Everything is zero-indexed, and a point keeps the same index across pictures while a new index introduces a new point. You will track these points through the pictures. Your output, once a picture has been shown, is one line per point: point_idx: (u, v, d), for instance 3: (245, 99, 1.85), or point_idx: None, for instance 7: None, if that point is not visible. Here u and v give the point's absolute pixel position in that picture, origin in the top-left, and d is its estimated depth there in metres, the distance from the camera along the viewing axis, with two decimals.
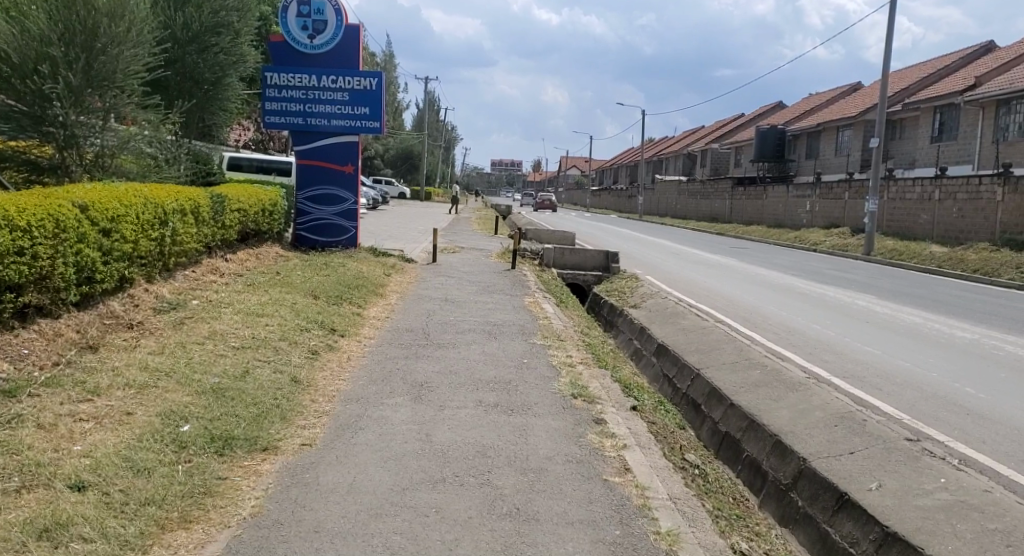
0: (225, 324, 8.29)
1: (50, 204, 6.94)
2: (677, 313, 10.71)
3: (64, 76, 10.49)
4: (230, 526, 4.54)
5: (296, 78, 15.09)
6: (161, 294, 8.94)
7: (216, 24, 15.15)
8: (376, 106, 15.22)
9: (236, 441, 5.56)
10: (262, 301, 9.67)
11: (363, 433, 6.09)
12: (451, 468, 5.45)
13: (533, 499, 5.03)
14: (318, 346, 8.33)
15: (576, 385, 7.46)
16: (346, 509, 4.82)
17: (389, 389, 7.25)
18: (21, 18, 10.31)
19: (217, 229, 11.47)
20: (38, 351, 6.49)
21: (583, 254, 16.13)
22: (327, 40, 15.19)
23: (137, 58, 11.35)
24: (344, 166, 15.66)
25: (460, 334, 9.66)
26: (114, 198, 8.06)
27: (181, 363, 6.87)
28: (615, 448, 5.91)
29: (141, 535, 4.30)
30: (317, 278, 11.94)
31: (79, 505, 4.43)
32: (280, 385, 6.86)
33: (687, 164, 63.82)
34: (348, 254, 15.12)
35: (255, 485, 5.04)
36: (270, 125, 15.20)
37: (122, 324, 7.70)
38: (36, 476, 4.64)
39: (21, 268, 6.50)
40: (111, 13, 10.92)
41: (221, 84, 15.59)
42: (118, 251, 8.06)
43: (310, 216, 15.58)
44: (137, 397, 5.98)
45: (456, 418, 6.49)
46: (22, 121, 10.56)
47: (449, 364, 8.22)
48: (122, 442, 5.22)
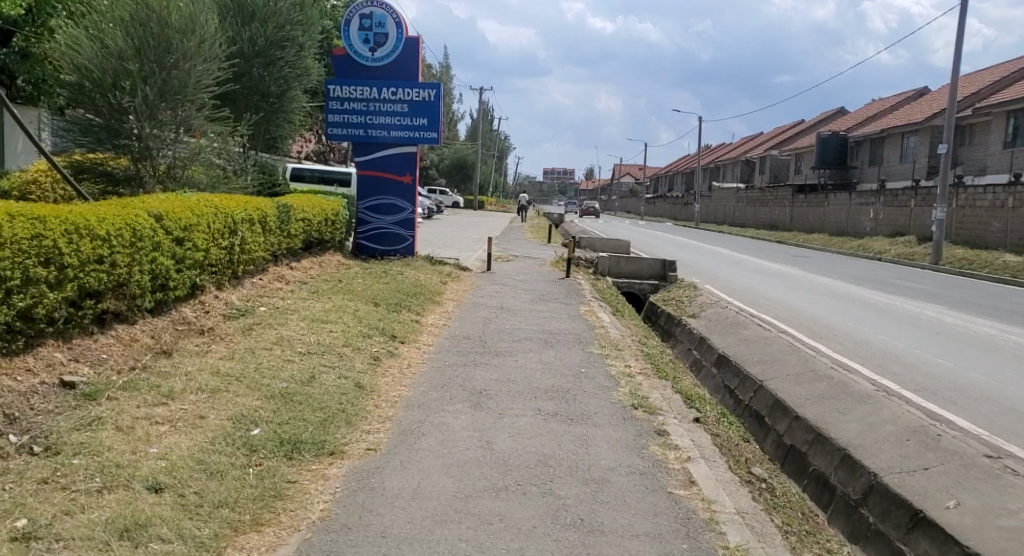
0: (292, 331, 8.47)
1: (127, 214, 7.22)
2: (738, 322, 10.55)
3: (140, 91, 10.89)
4: (300, 530, 4.63)
5: (358, 91, 15.39)
6: (230, 301, 9.19)
7: (281, 37, 15.56)
8: (434, 117, 15.35)
9: (304, 444, 5.70)
10: (325, 308, 9.86)
11: (424, 439, 6.15)
12: (512, 477, 5.47)
13: (596, 511, 5.00)
14: (379, 353, 8.46)
15: (637, 396, 7.40)
16: (412, 515, 4.87)
17: (448, 396, 7.31)
18: (100, 35, 10.76)
19: (283, 238, 11.77)
20: (116, 355, 6.74)
21: (640, 263, 16.06)
22: (388, 53, 15.43)
23: (207, 72, 11.64)
24: (404, 176, 15.84)
25: (516, 342, 9.65)
26: (187, 209, 8.34)
27: (250, 368, 7.04)
28: (679, 460, 5.85)
29: (215, 537, 4.40)
30: (377, 285, 12.13)
31: (156, 507, 4.54)
32: (344, 390, 6.98)
33: (746, 170, 62.99)
34: (405, 263, 15.31)
35: (323, 490, 5.15)
36: (334, 136, 15.57)
37: (194, 330, 7.93)
38: (116, 477, 4.77)
39: (101, 275, 6.75)
40: (183, 29, 11.23)
41: (286, 97, 15.97)
42: (190, 259, 8.33)
43: (369, 225, 15.86)
44: (210, 401, 6.16)
45: (516, 426, 6.51)
46: (100, 134, 11.21)
47: (507, 372, 8.24)
48: (195, 445, 5.37)
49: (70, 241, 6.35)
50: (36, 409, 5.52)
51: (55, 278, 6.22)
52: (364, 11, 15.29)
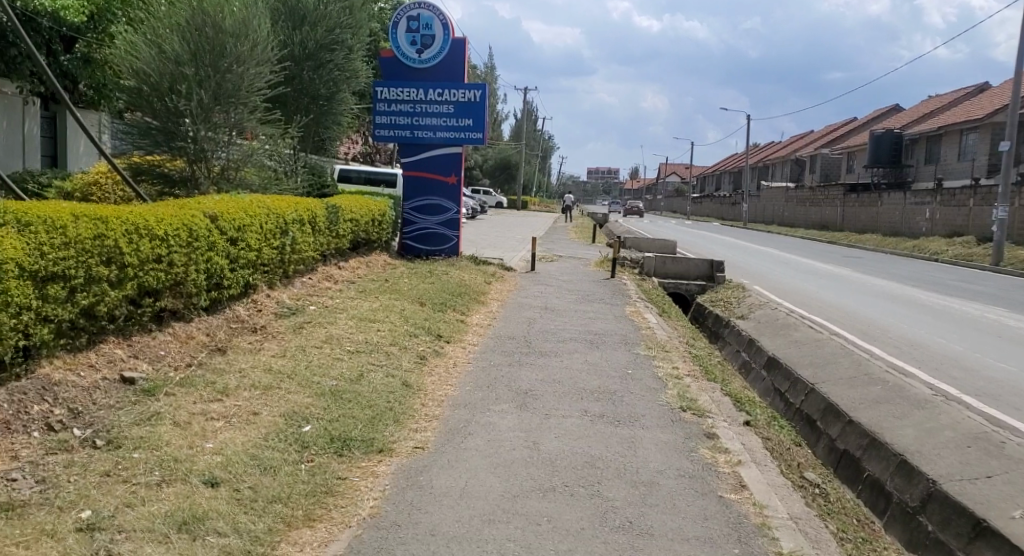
0: (340, 330, 8.58)
1: (184, 215, 7.40)
2: (788, 324, 10.38)
3: (195, 94, 11.16)
4: (351, 526, 4.69)
5: (405, 92, 15.52)
6: (281, 299, 9.35)
7: (331, 40, 15.77)
8: (480, 118, 15.43)
9: (353, 442, 5.78)
10: (373, 307, 9.98)
11: (471, 438, 6.18)
12: (560, 478, 5.47)
13: (646, 513, 4.98)
14: (425, 352, 8.52)
15: (685, 398, 7.34)
16: (459, 514, 4.90)
17: (494, 396, 7.33)
18: (158, 41, 11.04)
19: (332, 239, 11.93)
20: (173, 352, 6.92)
21: (686, 263, 15.92)
22: (435, 54, 15.49)
23: (260, 75, 11.86)
24: (449, 177, 15.93)
25: (561, 343, 9.64)
26: (240, 210, 8.51)
27: (301, 366, 7.16)
28: (730, 464, 5.78)
29: (269, 531, 4.48)
30: (422, 285, 12.23)
31: (213, 500, 4.64)
32: (392, 388, 7.05)
33: (796, 169, 61.96)
34: (450, 263, 15.39)
35: (372, 487, 5.21)
36: (381, 137, 15.73)
37: (247, 328, 8.09)
38: (174, 471, 4.89)
39: (159, 274, 6.93)
40: (237, 33, 11.46)
41: (335, 99, 16.20)
42: (244, 259, 8.50)
43: (415, 225, 15.99)
44: (263, 397, 6.28)
45: (562, 427, 6.50)
46: (157, 137, 11.49)
47: (553, 373, 8.23)
48: (249, 441, 5.48)
49: (130, 241, 6.53)
50: (98, 403, 5.70)
51: (116, 277, 6.39)
52: (412, 13, 15.44)
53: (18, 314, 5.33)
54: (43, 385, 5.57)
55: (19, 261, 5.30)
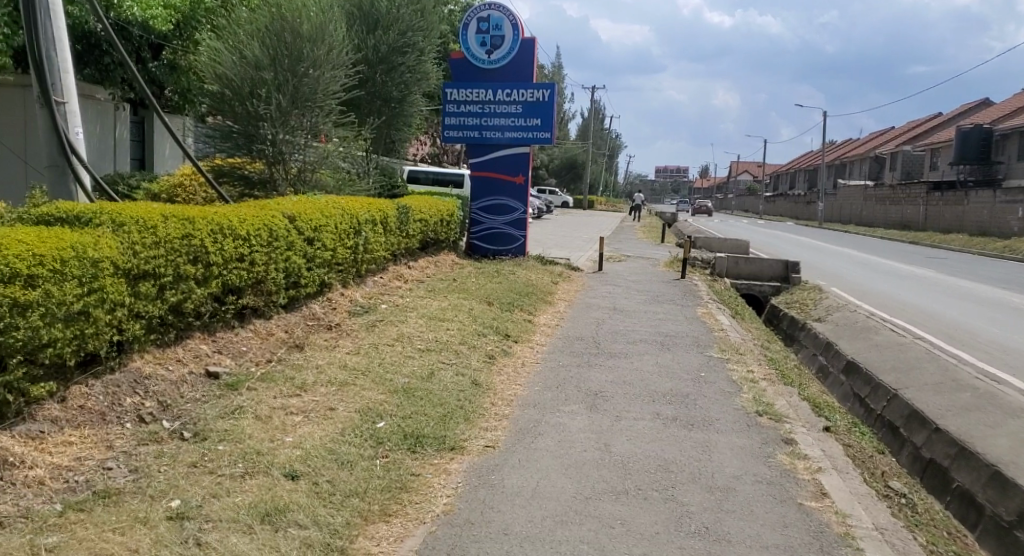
0: (411, 328, 8.70)
1: (265, 215, 7.64)
2: (869, 327, 10.08)
3: (274, 98, 11.49)
4: (425, 523, 4.76)
5: (474, 94, 15.72)
6: (355, 298, 9.54)
7: (403, 44, 16.03)
8: (547, 117, 15.39)
9: (426, 439, 5.86)
10: (442, 306, 10.09)
11: (542, 439, 6.20)
12: (633, 481, 5.44)
13: (722, 519, 4.91)
14: (494, 351, 8.57)
15: (761, 402, 7.20)
16: (532, 514, 4.92)
17: (564, 397, 7.33)
18: (239, 47, 11.41)
19: (402, 239, 12.12)
20: (255, 348, 7.14)
21: (760, 264, 15.62)
22: (504, 55, 15.55)
23: (335, 79, 12.14)
24: (517, 177, 15.97)
25: (631, 344, 9.58)
26: (317, 210, 8.73)
27: (375, 363, 7.29)
28: (810, 471, 5.65)
29: (348, 525, 4.58)
30: (490, 284, 12.31)
31: (294, 493, 4.77)
32: (462, 387, 7.12)
33: (874, 167, 60.09)
34: (517, 262, 15.44)
35: (446, 484, 5.28)
36: (450, 138, 16.00)
37: (322, 325, 8.29)
38: (257, 464, 5.04)
39: (242, 272, 7.16)
40: (314, 38, 11.74)
41: (406, 101, 16.45)
42: (320, 258, 8.71)
43: (482, 225, 16.12)
44: (339, 393, 6.42)
45: (634, 430, 6.46)
46: (238, 139, 11.86)
47: (623, 374, 8.19)
48: (327, 436, 5.61)
49: (215, 240, 6.76)
50: (186, 397, 5.93)
51: (202, 275, 6.63)
52: (482, 14, 15.56)
53: (112, 310, 5.57)
54: (135, 378, 5.82)
55: (114, 260, 5.55)
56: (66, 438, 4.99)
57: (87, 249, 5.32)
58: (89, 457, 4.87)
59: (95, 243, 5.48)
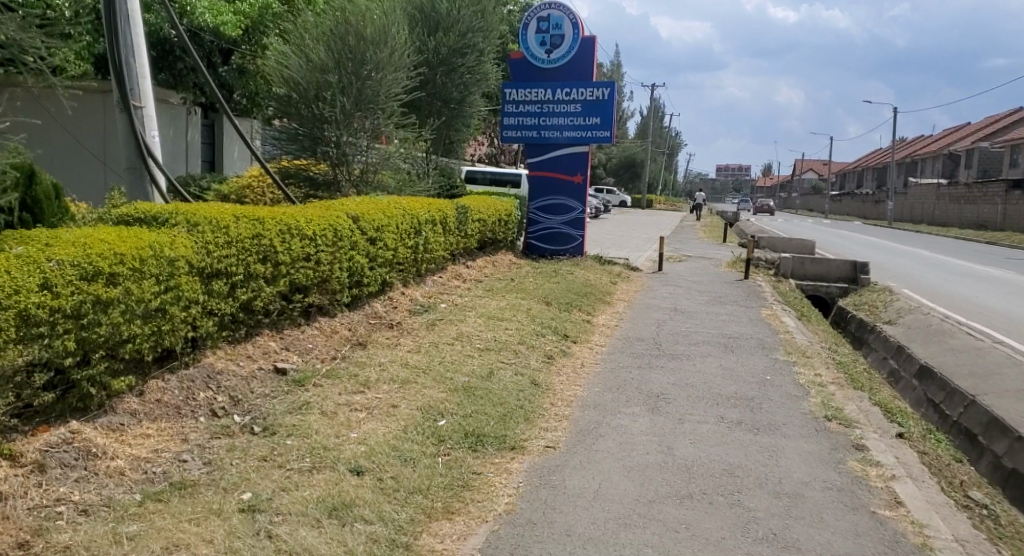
0: (470, 327, 8.76)
1: (330, 216, 7.78)
2: (943, 331, 9.76)
3: (338, 101, 11.70)
4: (488, 521, 4.79)
5: (532, 93, 15.71)
6: (415, 297, 9.65)
7: (464, 45, 16.14)
8: (607, 116, 15.25)
9: (486, 438, 5.89)
10: (501, 306, 10.13)
11: (603, 440, 6.17)
12: (697, 485, 5.37)
13: (790, 526, 4.82)
14: (553, 351, 8.57)
15: (830, 407, 7.03)
16: (594, 516, 4.90)
17: (625, 398, 7.28)
18: (305, 51, 11.66)
19: (461, 239, 12.20)
20: (320, 345, 7.28)
21: (827, 265, 15.28)
22: (563, 54, 15.50)
23: (397, 81, 12.29)
24: (576, 176, 15.92)
25: (693, 346, 9.46)
26: (379, 211, 8.85)
27: (435, 362, 7.36)
28: (883, 478, 5.50)
29: (411, 521, 4.63)
30: (549, 284, 12.31)
31: (359, 488, 4.84)
32: (522, 387, 7.13)
33: (947, 165, 58.15)
34: (575, 262, 15.40)
35: (507, 483, 5.30)
36: (508, 138, 16.02)
37: (384, 324, 8.40)
38: (323, 459, 5.13)
39: (308, 272, 7.30)
40: (377, 41, 11.91)
41: (466, 102, 16.57)
42: (382, 257, 8.83)
43: (540, 225, 16.14)
44: (401, 391, 6.50)
45: (698, 433, 6.38)
46: (304, 141, 12.12)
47: (685, 376, 8.09)
48: (390, 432, 5.67)
49: (283, 240, 6.91)
50: (256, 392, 6.08)
51: (270, 274, 6.78)
52: (542, 14, 15.57)
53: (187, 308, 5.75)
54: (208, 373, 6.00)
55: (189, 259, 5.72)
56: (144, 430, 5.16)
57: (163, 248, 5.50)
58: (165, 449, 5.02)
59: (171, 242, 5.66)
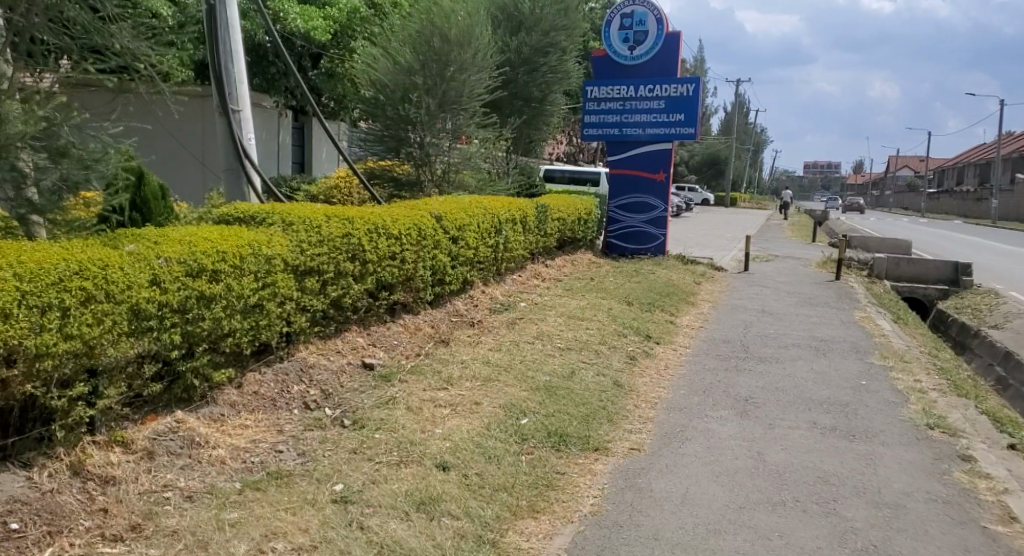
0: (551, 327, 8.74)
1: (415, 216, 7.89)
2: None
3: (424, 101, 11.86)
4: (573, 522, 4.76)
5: (615, 91, 15.55)
6: (495, 295, 9.69)
7: (546, 44, 16.14)
8: (692, 113, 15.04)
9: (570, 438, 5.86)
10: (581, 305, 10.07)
11: (690, 444, 6.06)
12: (790, 492, 5.22)
13: (892, 538, 4.63)
14: (636, 352, 8.46)
15: (932, 414, 6.73)
16: (683, 521, 4.82)
17: (711, 401, 7.13)
18: (393, 53, 11.87)
19: (541, 237, 12.20)
20: (405, 342, 7.39)
21: (924, 267, 14.89)
22: (647, 51, 15.33)
23: (481, 81, 12.37)
24: (658, 174, 15.71)
25: (782, 349, 9.20)
26: (461, 210, 8.94)
27: (517, 360, 7.37)
28: (993, 491, 5.23)
29: (497, 518, 4.64)
30: (631, 284, 12.18)
31: (445, 483, 4.88)
32: (604, 387, 7.08)
33: None
34: (657, 262, 15.21)
35: (592, 484, 5.26)
36: (590, 136, 15.96)
37: (466, 322, 8.46)
38: (410, 453, 5.19)
39: (394, 270, 7.42)
40: (462, 42, 12.00)
41: (547, 101, 16.58)
42: (464, 256, 8.90)
43: (620, 224, 15.99)
44: (483, 389, 6.53)
45: (789, 439, 6.20)
46: (389, 142, 12.35)
47: (775, 380, 7.88)
48: (474, 429, 5.70)
49: (371, 239, 7.04)
50: (345, 386, 6.20)
51: (359, 272, 6.91)
52: (625, 9, 15.30)
53: (282, 304, 5.91)
54: (301, 367, 6.16)
55: (285, 257, 5.88)
56: (243, 421, 5.33)
57: (261, 246, 5.68)
58: (262, 440, 5.18)
59: (267, 241, 5.84)
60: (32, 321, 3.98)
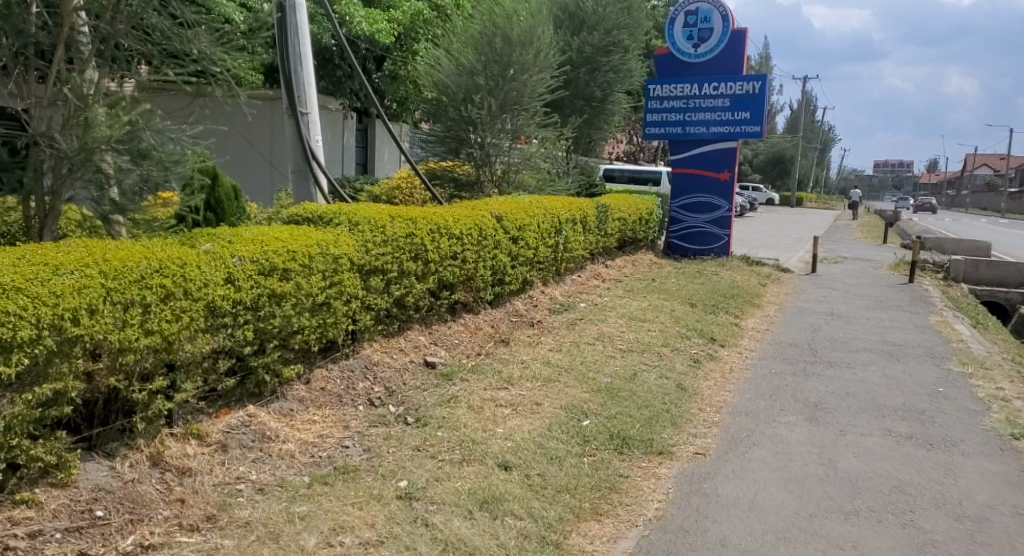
0: (611, 328, 8.67)
1: (476, 216, 7.93)
2: None
3: (486, 102, 11.90)
4: (637, 526, 4.70)
5: (678, 89, 15.37)
6: (554, 296, 9.66)
7: (608, 42, 16.05)
8: (757, 112, 14.66)
9: (632, 441, 5.79)
10: (642, 306, 9.96)
11: (757, 449, 5.93)
12: (863, 501, 5.06)
13: (973, 552, 4.45)
14: (700, 355, 8.33)
15: (1015, 424, 6.45)
16: (751, 527, 4.71)
17: (779, 406, 6.97)
18: (456, 54, 11.95)
19: (601, 238, 12.12)
20: (466, 341, 7.41)
21: (1004, 269, 14.73)
22: (712, 48, 15.09)
23: (542, 81, 12.35)
24: (722, 173, 15.45)
25: (853, 353, 8.94)
26: (521, 211, 8.95)
27: (577, 361, 7.32)
28: None
29: (560, 520, 4.61)
30: (693, 285, 11.99)
31: (508, 483, 4.87)
32: (667, 390, 6.98)
33: None
34: (720, 262, 14.95)
35: (656, 488, 5.19)
36: (651, 135, 15.80)
37: (525, 322, 8.45)
38: (473, 452, 5.21)
39: (455, 270, 7.45)
40: (524, 42, 12.00)
41: (608, 100, 16.48)
42: (524, 256, 8.90)
43: (683, 224, 15.79)
44: (544, 389, 6.50)
45: (862, 446, 6.02)
46: (451, 144, 12.45)
47: (845, 385, 7.66)
48: (535, 429, 5.69)
49: (433, 239, 7.09)
50: (408, 384, 6.25)
51: (421, 272, 6.97)
52: (690, 7, 15.13)
53: (348, 303, 5.99)
54: (365, 364, 6.24)
55: (351, 257, 5.97)
56: (311, 416, 5.42)
57: (329, 246, 5.77)
58: (329, 435, 5.25)
59: (335, 241, 5.93)
60: (115, 316, 4.11)
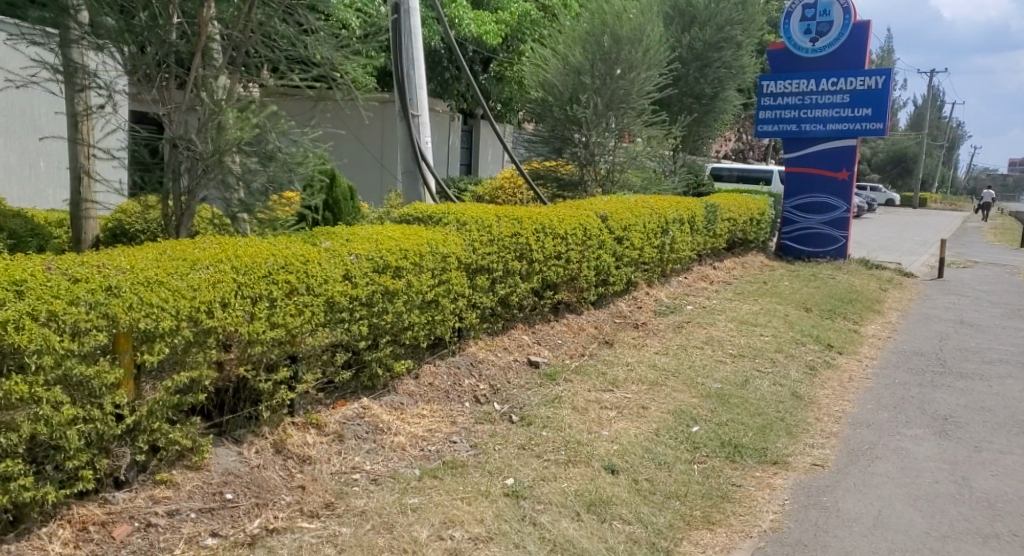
0: (721, 332, 8.44)
1: (580, 216, 7.90)
2: None
3: (593, 102, 11.83)
4: (752, 537, 4.54)
5: (793, 85, 14.91)
6: (660, 298, 9.47)
7: (719, 38, 15.68)
8: (881, 107, 13.84)
9: (745, 449, 5.61)
10: (754, 310, 9.65)
11: (881, 463, 5.64)
12: (1002, 523, 4.74)
13: None
14: (816, 362, 8.00)
15: None
16: (876, 545, 4.48)
17: (904, 418, 6.61)
18: (564, 54, 11.93)
19: (709, 238, 11.84)
20: (569, 342, 7.36)
21: None
22: (831, 42, 14.41)
23: (650, 79, 12.11)
24: (841, 172, 14.72)
25: (985, 365, 8.37)
26: (626, 211, 8.86)
27: (685, 365, 7.16)
28: None
29: (670, 527, 4.51)
30: (808, 289, 11.54)
31: (615, 487, 4.80)
32: (781, 398, 6.73)
33: None
34: (836, 265, 14.35)
35: (771, 499, 5.01)
36: (764, 133, 15.35)
37: (629, 323, 8.32)
38: (579, 453, 5.16)
39: (559, 269, 7.42)
40: (634, 40, 11.80)
41: (718, 98, 16.07)
42: (628, 257, 8.78)
43: (796, 225, 15.31)
44: (651, 392, 6.39)
45: (998, 465, 5.63)
46: (556, 144, 12.46)
47: (977, 399, 7.18)
48: (642, 433, 5.59)
49: (538, 239, 7.10)
50: (513, 382, 6.25)
51: (526, 271, 6.97)
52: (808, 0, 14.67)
53: (456, 300, 6.06)
54: (471, 362, 6.30)
55: (459, 255, 6.04)
56: (421, 410, 5.50)
57: (438, 245, 5.86)
58: (438, 430, 5.31)
59: (444, 240, 6.01)
60: (245, 310, 4.27)
